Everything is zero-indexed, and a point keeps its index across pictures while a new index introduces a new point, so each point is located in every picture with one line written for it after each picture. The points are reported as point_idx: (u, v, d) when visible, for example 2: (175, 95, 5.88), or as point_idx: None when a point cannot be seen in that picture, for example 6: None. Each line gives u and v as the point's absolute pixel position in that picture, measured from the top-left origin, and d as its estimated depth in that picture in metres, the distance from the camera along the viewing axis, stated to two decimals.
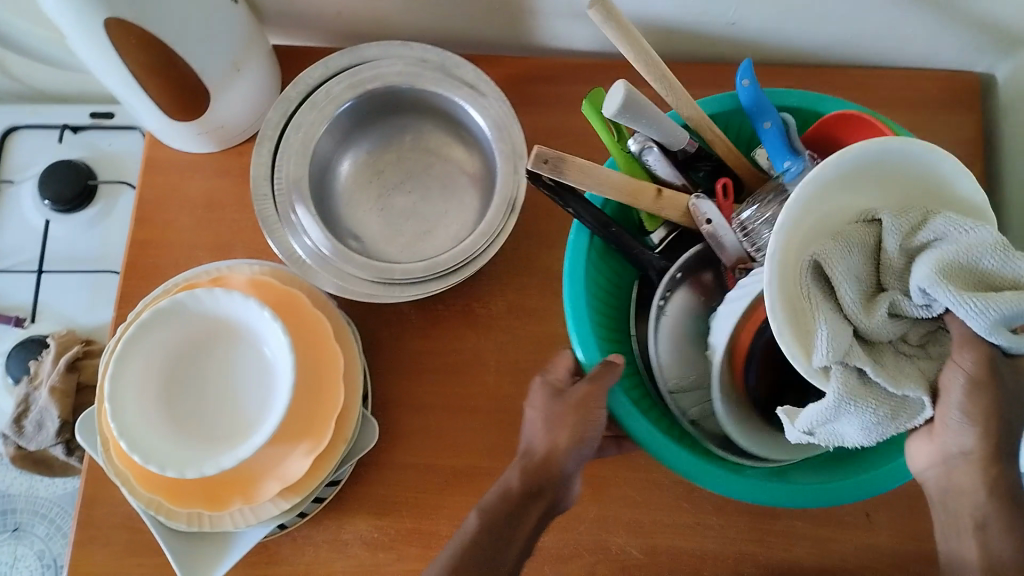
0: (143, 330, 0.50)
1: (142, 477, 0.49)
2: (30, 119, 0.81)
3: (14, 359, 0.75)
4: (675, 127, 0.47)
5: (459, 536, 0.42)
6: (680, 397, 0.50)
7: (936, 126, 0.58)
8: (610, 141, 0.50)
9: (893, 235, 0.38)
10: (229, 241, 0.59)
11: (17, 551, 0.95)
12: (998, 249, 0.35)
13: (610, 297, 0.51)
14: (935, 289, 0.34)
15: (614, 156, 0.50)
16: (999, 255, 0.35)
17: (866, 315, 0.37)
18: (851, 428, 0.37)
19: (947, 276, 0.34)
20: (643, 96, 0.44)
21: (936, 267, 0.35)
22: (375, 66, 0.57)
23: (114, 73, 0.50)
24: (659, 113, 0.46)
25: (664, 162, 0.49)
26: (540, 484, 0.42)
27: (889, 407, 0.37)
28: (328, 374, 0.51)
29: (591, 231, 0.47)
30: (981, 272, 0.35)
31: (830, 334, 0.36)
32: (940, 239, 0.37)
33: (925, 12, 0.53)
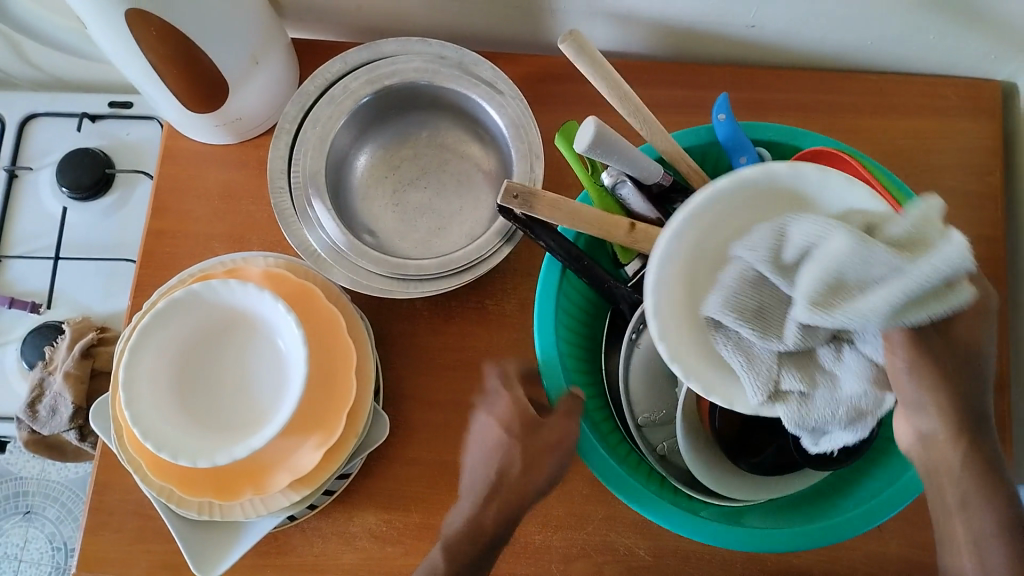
0: (158, 320, 0.50)
1: (154, 465, 0.49)
2: (49, 106, 0.81)
3: (29, 344, 0.75)
4: (648, 161, 0.48)
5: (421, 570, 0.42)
6: (649, 431, 0.51)
7: (955, 132, 0.58)
8: (583, 176, 0.51)
9: (762, 265, 0.37)
10: (245, 233, 0.60)
11: (28, 533, 0.96)
12: (859, 255, 0.33)
13: (579, 330, 0.52)
14: (817, 319, 0.34)
15: (587, 191, 0.51)
16: (861, 261, 0.33)
17: (778, 338, 0.37)
18: (836, 432, 0.39)
19: (821, 301, 0.34)
20: (613, 131, 0.45)
21: (808, 302, 0.34)
22: (393, 62, 0.57)
23: (134, 66, 0.51)
24: (630, 147, 0.46)
25: (639, 196, 0.50)
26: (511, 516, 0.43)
27: (847, 409, 0.38)
28: (341, 368, 0.51)
29: (563, 264, 0.48)
30: (854, 278, 0.33)
31: (750, 379, 0.37)
32: (810, 246, 0.35)
33: (947, 17, 0.53)
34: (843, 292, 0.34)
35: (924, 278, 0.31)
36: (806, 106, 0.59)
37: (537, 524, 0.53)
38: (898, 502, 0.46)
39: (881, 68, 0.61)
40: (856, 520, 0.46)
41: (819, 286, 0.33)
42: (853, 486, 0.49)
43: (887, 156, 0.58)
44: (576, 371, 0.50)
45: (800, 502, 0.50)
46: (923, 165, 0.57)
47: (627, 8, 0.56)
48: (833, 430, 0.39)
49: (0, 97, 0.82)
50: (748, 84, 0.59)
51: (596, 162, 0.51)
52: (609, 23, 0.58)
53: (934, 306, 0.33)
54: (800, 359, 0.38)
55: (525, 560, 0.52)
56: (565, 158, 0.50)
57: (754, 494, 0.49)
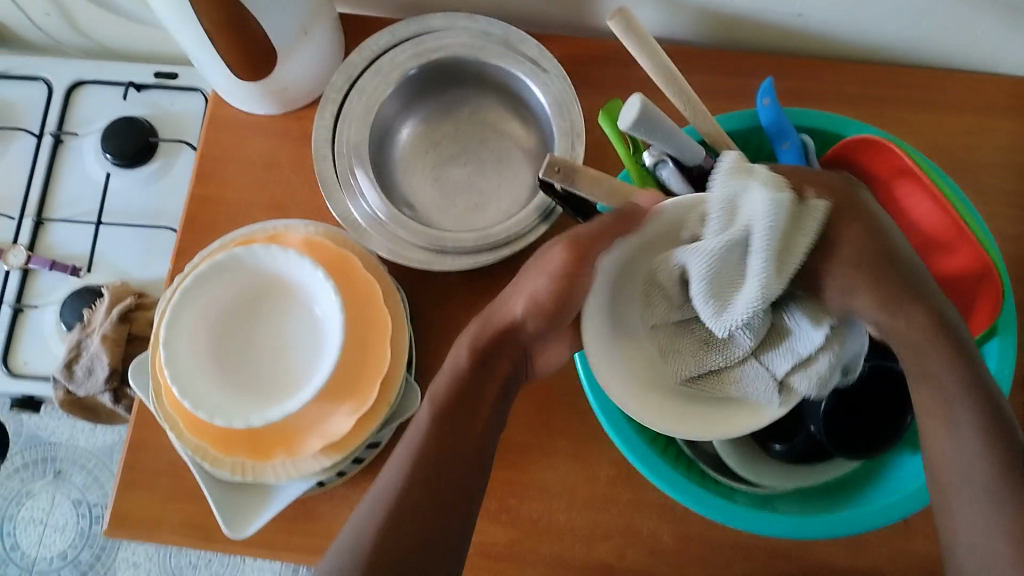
0: (199, 281, 0.51)
1: (191, 425, 0.50)
2: (96, 74, 0.83)
3: (69, 306, 0.77)
4: (691, 142, 0.47)
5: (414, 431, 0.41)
6: None
7: (1002, 129, 0.57)
8: (625, 154, 0.51)
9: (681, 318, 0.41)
10: (285, 203, 0.60)
11: (55, 497, 0.99)
12: (708, 256, 0.39)
13: None
14: (730, 318, 0.40)
15: (627, 169, 0.50)
16: (715, 257, 0.39)
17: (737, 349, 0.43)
18: (852, 350, 0.43)
19: (722, 301, 0.40)
20: (660, 111, 0.45)
21: (712, 307, 0.40)
22: (438, 37, 0.58)
23: (187, 31, 0.51)
24: (676, 129, 0.46)
25: (679, 177, 0.48)
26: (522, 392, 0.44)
27: (836, 339, 0.42)
28: (375, 337, 0.51)
29: None
30: (727, 269, 0.39)
31: (764, 396, 0.42)
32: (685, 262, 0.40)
33: (999, 11, 0.53)
34: (731, 283, 0.40)
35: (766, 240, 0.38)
36: (849, 97, 0.58)
37: (561, 502, 0.53)
38: (924, 498, 0.45)
39: (928, 62, 0.60)
40: (884, 511, 0.45)
41: (709, 294, 0.40)
42: (885, 475, 0.48)
43: (931, 151, 0.57)
44: None
45: (831, 488, 0.49)
46: (967, 162, 0.57)
47: None
48: (850, 352, 0.43)
49: (50, 63, 0.83)
50: (792, 73, 0.59)
51: (639, 141, 0.50)
52: (656, 7, 0.58)
53: (802, 232, 0.39)
54: (767, 349, 0.42)
55: (548, 538, 0.52)
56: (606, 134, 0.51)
57: (781, 483, 0.49)
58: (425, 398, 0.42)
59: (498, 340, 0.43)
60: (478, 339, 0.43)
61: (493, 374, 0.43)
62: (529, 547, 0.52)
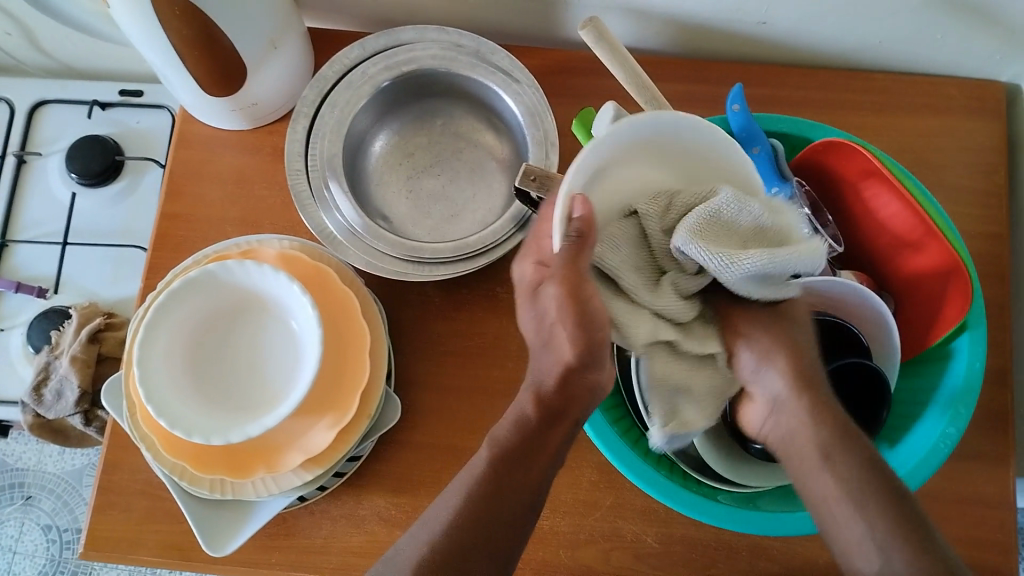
0: (174, 298, 0.51)
1: (167, 443, 0.49)
2: (60, 94, 0.82)
3: (35, 328, 0.75)
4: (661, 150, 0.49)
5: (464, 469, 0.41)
6: None
7: (962, 131, 0.59)
8: None
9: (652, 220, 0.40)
10: (258, 217, 0.60)
11: (24, 524, 0.98)
12: (740, 205, 0.38)
13: None
14: (688, 246, 0.38)
15: None
16: (740, 211, 0.38)
17: (655, 297, 0.40)
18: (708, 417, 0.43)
19: (699, 232, 0.38)
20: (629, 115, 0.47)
21: (694, 227, 0.38)
22: (410, 49, 0.58)
23: (156, 49, 0.51)
24: None
25: None
26: (561, 409, 0.41)
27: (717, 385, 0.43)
28: (354, 350, 0.51)
29: None
30: (729, 229, 0.38)
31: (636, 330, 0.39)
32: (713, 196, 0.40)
33: (955, 16, 0.54)
34: (718, 237, 0.38)
35: (796, 259, 0.37)
36: (814, 103, 0.60)
37: (545, 509, 0.53)
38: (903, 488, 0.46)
39: (888, 67, 0.62)
40: None
41: (698, 224, 0.38)
42: None
43: (894, 153, 0.59)
44: None
45: None
46: (929, 165, 0.58)
47: (642, 3, 0.57)
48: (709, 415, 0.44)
49: (12, 82, 0.83)
50: (758, 79, 0.60)
51: None
52: (624, 17, 0.59)
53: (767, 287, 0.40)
54: (672, 328, 0.41)
55: (532, 546, 0.52)
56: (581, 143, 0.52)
57: (763, 483, 0.49)
58: (488, 444, 0.42)
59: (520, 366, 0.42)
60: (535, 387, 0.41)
61: (561, 426, 0.41)
62: None
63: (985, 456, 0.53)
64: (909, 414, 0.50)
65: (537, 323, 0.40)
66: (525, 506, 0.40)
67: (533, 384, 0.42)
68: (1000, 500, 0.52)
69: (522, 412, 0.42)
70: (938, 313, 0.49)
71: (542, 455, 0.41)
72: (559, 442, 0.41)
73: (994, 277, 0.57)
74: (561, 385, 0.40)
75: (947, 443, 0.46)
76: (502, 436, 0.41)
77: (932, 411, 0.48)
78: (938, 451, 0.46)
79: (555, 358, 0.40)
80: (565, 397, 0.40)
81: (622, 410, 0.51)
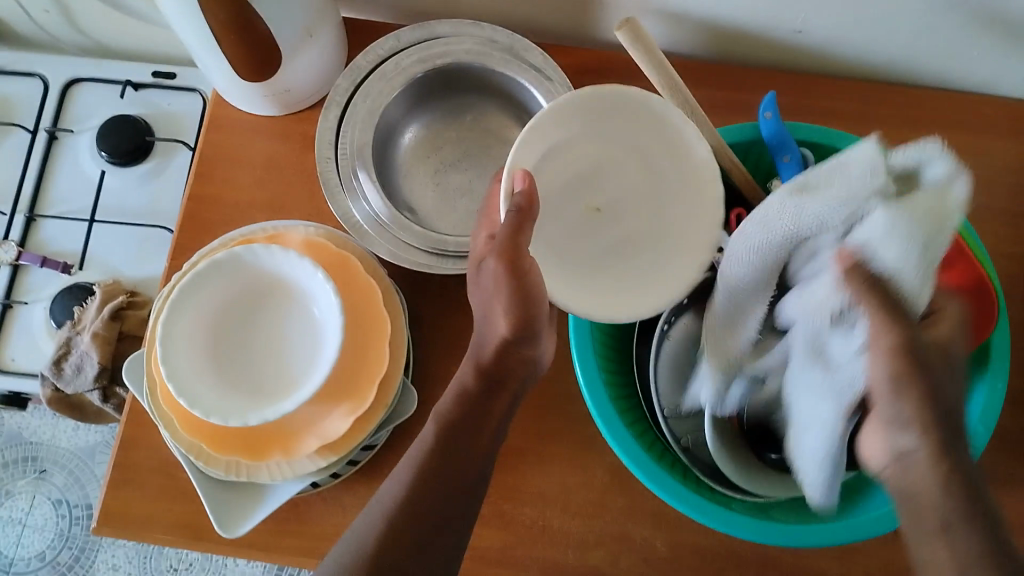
0: (198, 279, 0.51)
1: (185, 421, 0.50)
2: (93, 72, 0.83)
3: (58, 303, 0.76)
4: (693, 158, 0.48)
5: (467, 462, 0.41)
6: (674, 422, 0.52)
7: (994, 149, 0.58)
8: None
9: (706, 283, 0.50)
10: (284, 203, 0.60)
11: (36, 497, 0.99)
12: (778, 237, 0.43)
13: (609, 332, 0.53)
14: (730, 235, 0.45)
15: None
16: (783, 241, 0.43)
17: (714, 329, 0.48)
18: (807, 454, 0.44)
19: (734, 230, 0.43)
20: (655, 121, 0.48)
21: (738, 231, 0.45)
22: (444, 43, 0.58)
23: (194, 32, 0.51)
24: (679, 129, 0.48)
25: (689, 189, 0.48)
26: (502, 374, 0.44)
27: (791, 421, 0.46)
28: (374, 340, 0.51)
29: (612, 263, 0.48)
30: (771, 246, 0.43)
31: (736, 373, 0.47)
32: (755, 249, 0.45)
33: (994, 33, 0.54)
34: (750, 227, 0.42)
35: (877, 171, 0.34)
36: (846, 114, 0.59)
37: (556, 508, 0.53)
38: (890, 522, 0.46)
39: (922, 82, 0.61)
40: (875, 521, 0.46)
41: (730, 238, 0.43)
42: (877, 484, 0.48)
43: None
44: (612, 377, 0.51)
45: None
46: None
47: (679, 5, 0.56)
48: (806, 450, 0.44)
49: (46, 59, 0.83)
50: (789, 88, 0.60)
51: None
52: (659, 20, 0.59)
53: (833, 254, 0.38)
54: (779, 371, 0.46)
55: (542, 543, 0.52)
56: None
57: (772, 492, 0.48)
58: (474, 430, 0.42)
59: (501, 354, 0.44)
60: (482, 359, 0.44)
61: (502, 394, 0.44)
62: (523, 551, 0.52)
63: (1002, 478, 0.53)
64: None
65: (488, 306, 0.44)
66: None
67: (472, 354, 0.45)
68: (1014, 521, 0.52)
69: (471, 393, 0.43)
70: None
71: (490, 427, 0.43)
72: (506, 408, 0.44)
73: (1020, 298, 0.56)
74: (498, 359, 0.44)
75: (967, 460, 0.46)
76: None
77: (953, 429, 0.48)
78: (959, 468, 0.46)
79: (493, 334, 0.44)
80: (502, 364, 0.44)
81: (639, 411, 0.52)
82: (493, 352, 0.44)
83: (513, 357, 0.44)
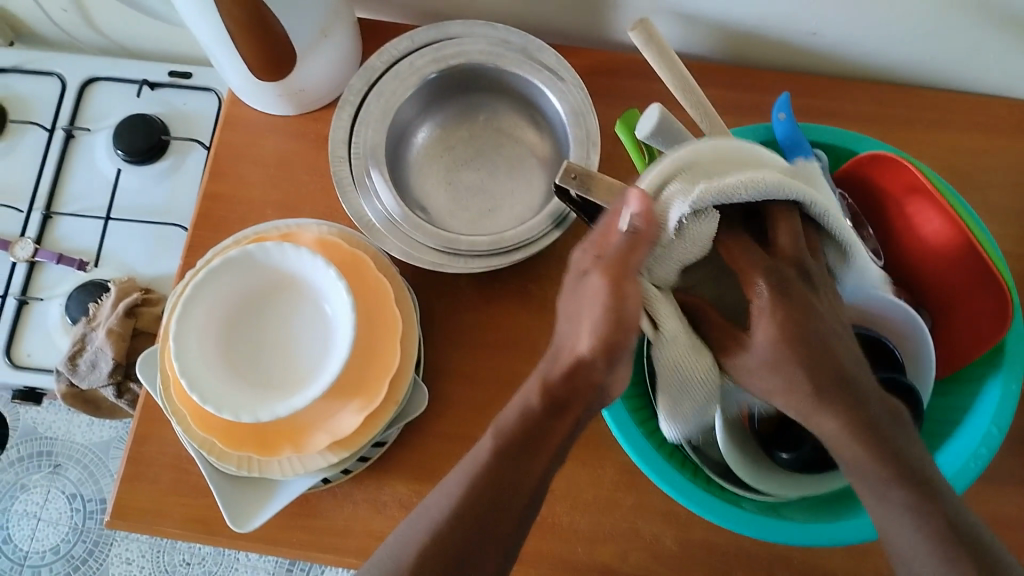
0: (211, 276, 0.51)
1: (199, 418, 0.50)
2: (110, 71, 0.84)
3: (75, 299, 0.77)
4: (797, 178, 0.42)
5: (473, 461, 0.41)
6: None
7: (1009, 150, 0.58)
8: (639, 162, 0.51)
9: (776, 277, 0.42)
10: (298, 200, 0.61)
11: (50, 491, 1.00)
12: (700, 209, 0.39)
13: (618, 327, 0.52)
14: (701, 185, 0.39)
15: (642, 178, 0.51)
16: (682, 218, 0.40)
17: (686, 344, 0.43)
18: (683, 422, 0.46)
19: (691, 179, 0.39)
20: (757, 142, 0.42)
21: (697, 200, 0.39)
22: (457, 43, 0.58)
23: (210, 33, 0.52)
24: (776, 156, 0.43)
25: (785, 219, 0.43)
26: (567, 397, 0.41)
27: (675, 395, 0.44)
28: (385, 338, 0.52)
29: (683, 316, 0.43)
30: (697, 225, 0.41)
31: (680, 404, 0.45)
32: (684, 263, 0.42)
33: (1008, 35, 0.54)
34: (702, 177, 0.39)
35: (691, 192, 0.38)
36: (859, 115, 0.59)
37: (565, 506, 0.53)
38: (867, 532, 0.45)
39: (934, 83, 0.61)
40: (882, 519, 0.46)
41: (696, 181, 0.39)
42: None
43: (937, 169, 0.58)
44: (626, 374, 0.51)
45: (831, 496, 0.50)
46: (972, 183, 0.58)
47: (690, 7, 0.57)
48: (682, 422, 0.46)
49: (64, 59, 0.84)
50: (802, 90, 0.60)
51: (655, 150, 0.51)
52: (672, 22, 0.59)
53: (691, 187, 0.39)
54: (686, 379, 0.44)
55: (552, 541, 0.52)
56: (625, 145, 0.51)
57: (783, 492, 0.48)
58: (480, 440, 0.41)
59: (570, 377, 0.41)
60: (550, 380, 0.42)
61: (565, 415, 0.42)
62: (532, 548, 0.52)
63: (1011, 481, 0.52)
64: (942, 429, 0.50)
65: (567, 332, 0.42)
66: (532, 495, 0.41)
67: (542, 370, 0.43)
68: None
69: (527, 401, 0.42)
70: (975, 331, 0.49)
71: (543, 444, 0.41)
72: (566, 430, 0.42)
73: None
74: (568, 373, 0.41)
75: (978, 463, 0.46)
76: (517, 431, 0.41)
77: (966, 429, 0.48)
78: (969, 470, 0.46)
79: (572, 345, 0.41)
80: (571, 382, 0.41)
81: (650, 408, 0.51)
82: (564, 366, 0.41)
83: (583, 376, 0.41)
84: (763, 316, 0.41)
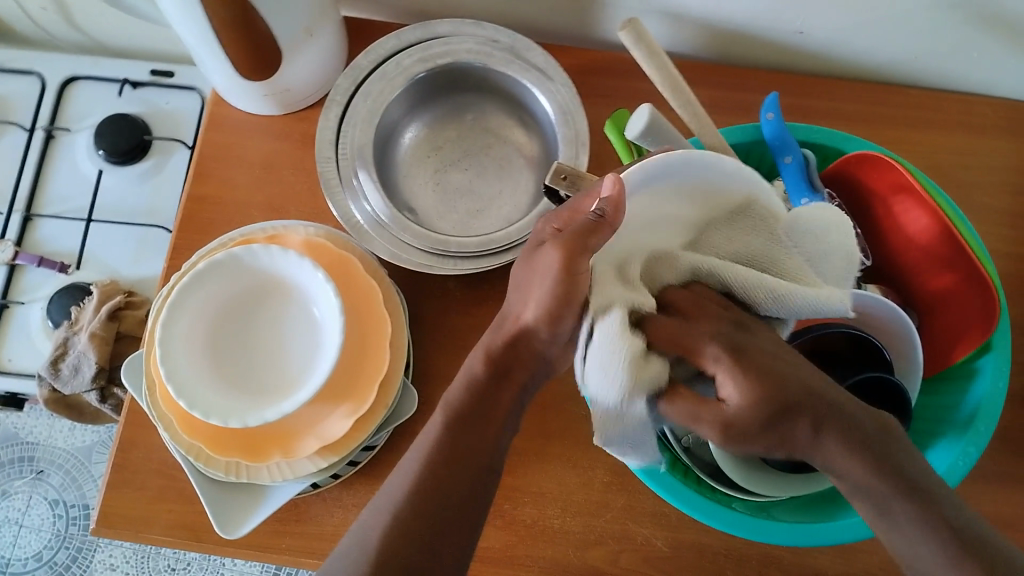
0: (196, 280, 0.51)
1: (185, 423, 0.49)
2: (91, 70, 0.82)
3: (56, 303, 0.76)
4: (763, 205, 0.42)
5: (442, 442, 0.39)
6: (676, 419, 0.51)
7: (995, 150, 0.58)
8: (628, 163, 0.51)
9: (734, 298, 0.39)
10: (284, 201, 0.60)
11: (32, 497, 0.99)
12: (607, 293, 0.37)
13: None
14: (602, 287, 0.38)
15: None
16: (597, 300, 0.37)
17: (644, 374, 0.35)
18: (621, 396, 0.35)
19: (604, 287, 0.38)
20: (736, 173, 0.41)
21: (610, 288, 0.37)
22: (445, 42, 0.58)
23: (194, 32, 0.51)
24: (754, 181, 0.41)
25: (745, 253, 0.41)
26: (508, 366, 0.40)
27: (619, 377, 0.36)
28: (374, 341, 0.51)
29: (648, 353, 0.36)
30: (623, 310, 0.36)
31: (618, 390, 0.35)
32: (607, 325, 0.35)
33: (996, 35, 0.54)
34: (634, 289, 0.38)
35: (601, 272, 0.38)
36: (847, 114, 0.59)
37: (556, 509, 0.53)
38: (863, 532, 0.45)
39: (921, 82, 0.61)
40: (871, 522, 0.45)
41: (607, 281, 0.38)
42: None
43: (925, 168, 0.58)
44: None
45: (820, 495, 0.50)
46: (960, 182, 0.58)
47: (679, 6, 0.56)
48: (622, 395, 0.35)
49: (44, 57, 0.83)
50: (790, 89, 0.60)
51: (644, 151, 0.51)
52: (660, 20, 0.59)
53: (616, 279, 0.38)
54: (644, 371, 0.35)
55: (543, 544, 0.52)
56: (613, 144, 0.51)
57: (773, 492, 0.48)
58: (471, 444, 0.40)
59: (515, 346, 0.40)
60: (494, 347, 0.41)
61: (508, 385, 0.41)
62: (523, 552, 0.52)
63: (1001, 480, 0.53)
64: (929, 428, 0.50)
65: (516, 296, 0.41)
66: None
67: (489, 338, 0.42)
68: (1017, 522, 0.52)
69: (471, 370, 0.41)
70: (963, 330, 0.49)
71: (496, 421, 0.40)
72: (509, 400, 0.41)
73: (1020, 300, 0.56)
74: (510, 343, 0.40)
75: (966, 462, 0.46)
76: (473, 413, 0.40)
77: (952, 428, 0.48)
78: (957, 469, 0.46)
79: (517, 314, 0.40)
80: (513, 349, 0.40)
81: None
82: (506, 334, 0.40)
83: (524, 344, 0.40)
84: (730, 379, 0.35)
